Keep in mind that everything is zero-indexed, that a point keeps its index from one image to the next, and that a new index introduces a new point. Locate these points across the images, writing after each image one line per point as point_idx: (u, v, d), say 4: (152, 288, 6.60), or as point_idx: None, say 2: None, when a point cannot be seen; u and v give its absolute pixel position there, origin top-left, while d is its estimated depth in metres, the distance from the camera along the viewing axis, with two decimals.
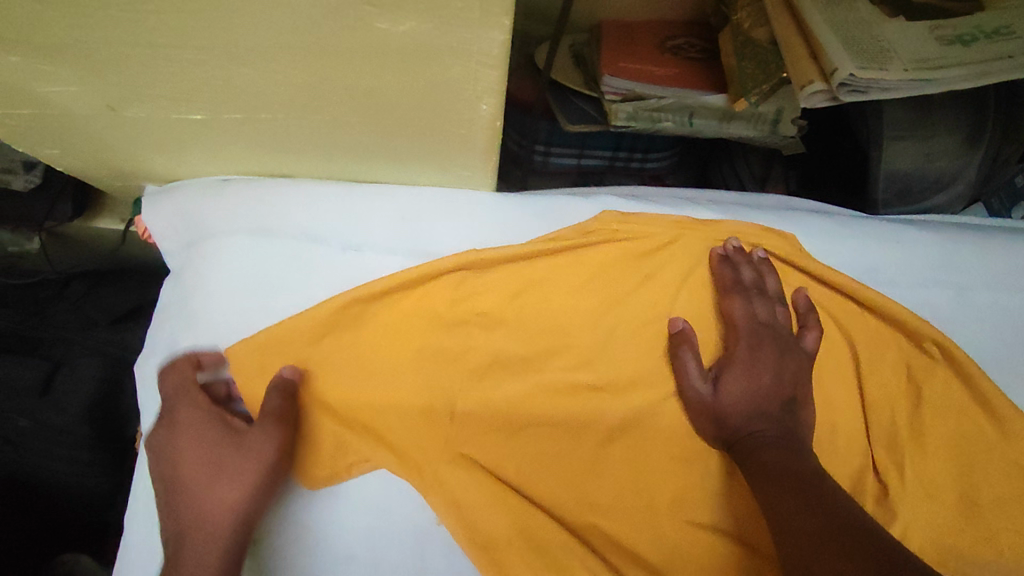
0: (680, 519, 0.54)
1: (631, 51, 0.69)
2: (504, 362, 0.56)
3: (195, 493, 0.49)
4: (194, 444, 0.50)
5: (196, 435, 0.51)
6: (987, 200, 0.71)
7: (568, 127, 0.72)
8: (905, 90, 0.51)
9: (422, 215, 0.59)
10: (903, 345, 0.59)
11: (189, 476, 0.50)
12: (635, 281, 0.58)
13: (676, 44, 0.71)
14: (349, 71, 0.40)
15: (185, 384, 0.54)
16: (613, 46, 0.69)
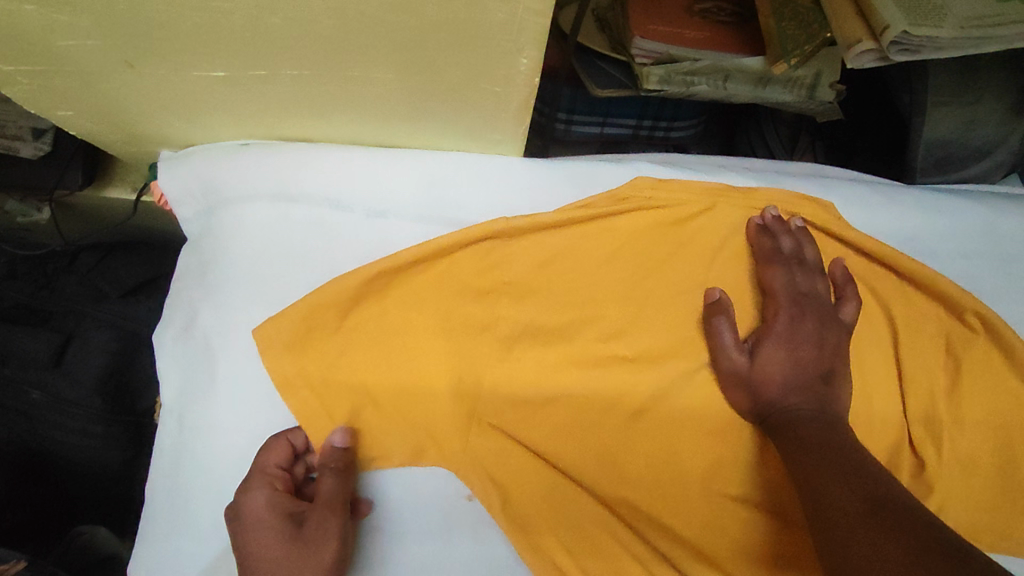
0: (712, 493, 0.53)
1: (661, 10, 0.66)
2: (534, 332, 0.54)
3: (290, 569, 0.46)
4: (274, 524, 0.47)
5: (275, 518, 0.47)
6: None
7: (596, 92, 0.70)
8: (959, 49, 0.49)
9: (447, 181, 0.57)
10: (943, 318, 0.57)
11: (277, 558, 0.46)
12: (668, 250, 0.57)
13: (704, 7, 0.67)
14: (385, 22, 0.38)
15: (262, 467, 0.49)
16: (643, 5, 0.66)
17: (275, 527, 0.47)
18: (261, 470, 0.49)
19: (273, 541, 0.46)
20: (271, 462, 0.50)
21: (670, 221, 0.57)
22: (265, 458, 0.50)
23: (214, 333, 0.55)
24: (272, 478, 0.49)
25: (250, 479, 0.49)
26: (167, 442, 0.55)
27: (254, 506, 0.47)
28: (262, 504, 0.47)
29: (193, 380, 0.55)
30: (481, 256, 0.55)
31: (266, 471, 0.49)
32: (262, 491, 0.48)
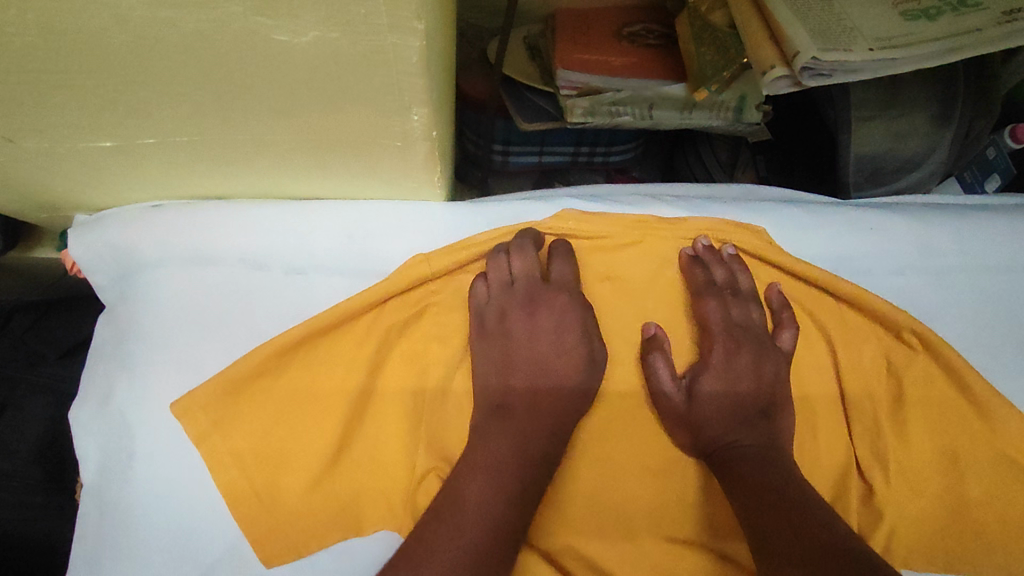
0: (660, 536, 0.51)
1: (589, 39, 0.65)
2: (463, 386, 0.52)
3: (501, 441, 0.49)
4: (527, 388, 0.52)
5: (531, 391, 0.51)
6: (960, 173, 0.71)
7: (523, 126, 0.69)
8: (870, 72, 0.48)
9: (370, 233, 0.56)
10: (881, 336, 0.56)
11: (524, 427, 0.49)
12: (596, 285, 0.56)
13: (634, 31, 0.67)
14: (260, 88, 0.36)
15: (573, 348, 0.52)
16: (569, 35, 0.65)
17: (562, 373, 0.51)
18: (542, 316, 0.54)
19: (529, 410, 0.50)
20: (561, 306, 0.54)
21: (595, 254, 0.57)
22: (555, 306, 0.54)
23: (130, 407, 0.52)
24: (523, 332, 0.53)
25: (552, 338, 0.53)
26: (87, 525, 0.51)
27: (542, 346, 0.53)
28: (552, 352, 0.53)
29: (110, 458, 0.52)
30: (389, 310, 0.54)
31: (548, 334, 0.53)
32: (547, 332, 0.53)
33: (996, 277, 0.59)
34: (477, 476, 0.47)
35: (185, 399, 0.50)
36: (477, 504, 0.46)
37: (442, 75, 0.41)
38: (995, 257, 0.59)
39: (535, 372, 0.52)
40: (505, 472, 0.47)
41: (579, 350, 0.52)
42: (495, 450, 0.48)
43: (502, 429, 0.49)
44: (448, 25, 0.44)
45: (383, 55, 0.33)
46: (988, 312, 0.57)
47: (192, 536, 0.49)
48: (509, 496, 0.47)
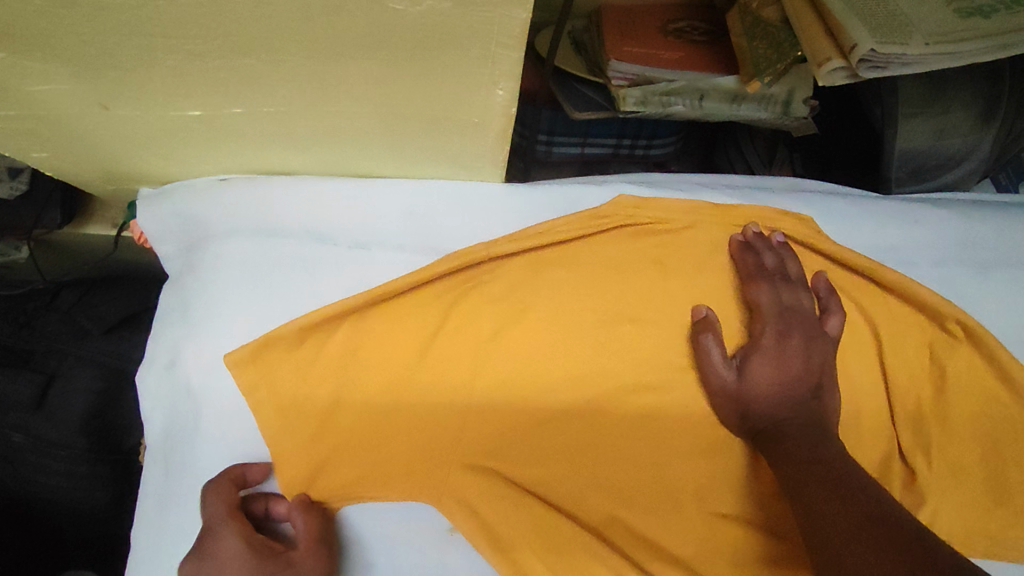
0: (705, 511, 0.54)
1: (637, 34, 0.67)
2: None
3: None
4: None
5: None
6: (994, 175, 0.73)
7: (575, 115, 0.71)
8: (925, 65, 0.50)
9: (429, 210, 0.57)
10: (925, 326, 0.57)
11: None
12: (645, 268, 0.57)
13: (677, 27, 0.69)
14: (357, 57, 0.38)
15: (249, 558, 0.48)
16: (618, 31, 0.67)
17: None
18: (226, 554, 0.48)
19: None
20: (238, 526, 0.49)
21: (645, 237, 0.58)
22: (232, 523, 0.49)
23: (196, 372, 0.54)
24: (254, 564, 0.48)
25: (234, 557, 0.48)
26: (153, 485, 0.54)
27: (223, 564, 0.47)
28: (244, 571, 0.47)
29: (178, 420, 0.54)
30: (447, 285, 0.56)
31: (238, 553, 0.48)
32: (239, 552, 0.48)
33: None
34: None
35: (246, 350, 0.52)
36: None
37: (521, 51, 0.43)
38: None
39: None
40: None
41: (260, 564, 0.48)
42: None
43: None
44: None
45: (483, 23, 0.35)
46: None
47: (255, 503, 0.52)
48: None
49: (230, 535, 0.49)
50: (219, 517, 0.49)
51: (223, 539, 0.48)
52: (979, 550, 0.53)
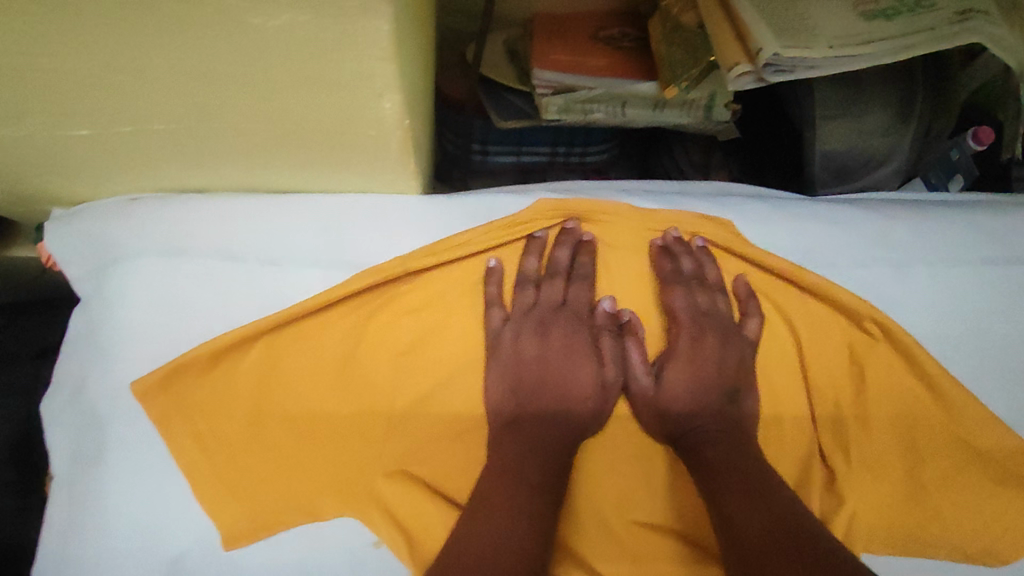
0: (627, 519, 0.53)
1: (564, 41, 0.67)
2: (573, 375, 0.55)
3: (537, 418, 0.54)
4: (569, 356, 0.56)
5: (556, 353, 0.56)
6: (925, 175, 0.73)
7: (501, 124, 0.71)
8: (830, 67, 0.50)
9: (344, 225, 0.56)
10: (844, 327, 0.58)
11: (550, 411, 0.54)
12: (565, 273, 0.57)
13: (609, 35, 0.68)
14: (231, 71, 0.36)
15: (571, 347, 0.56)
16: (546, 39, 0.67)
17: (588, 358, 0.56)
18: (557, 343, 0.56)
19: (580, 402, 0.54)
20: (579, 325, 0.56)
21: (568, 240, 0.57)
22: (574, 327, 0.56)
23: (105, 398, 0.52)
24: (601, 380, 0.55)
25: (569, 316, 0.57)
26: (56, 519, 0.51)
27: (561, 333, 0.56)
28: (583, 363, 0.56)
29: (84, 450, 0.52)
30: (364, 302, 0.55)
31: (588, 354, 0.56)
32: (589, 353, 0.56)
33: (954, 270, 0.60)
34: (485, 517, 0.47)
35: (158, 373, 0.51)
36: (496, 517, 0.47)
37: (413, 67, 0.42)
38: (958, 251, 0.61)
39: (557, 355, 0.56)
40: (507, 498, 0.48)
41: (587, 356, 0.56)
42: (510, 487, 0.49)
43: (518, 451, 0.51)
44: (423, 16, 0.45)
45: (356, 43, 0.34)
46: (947, 303, 0.60)
47: (161, 527, 0.50)
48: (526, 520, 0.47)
49: (575, 322, 0.56)
50: (569, 311, 0.56)
51: (574, 319, 0.57)
52: (898, 547, 0.53)
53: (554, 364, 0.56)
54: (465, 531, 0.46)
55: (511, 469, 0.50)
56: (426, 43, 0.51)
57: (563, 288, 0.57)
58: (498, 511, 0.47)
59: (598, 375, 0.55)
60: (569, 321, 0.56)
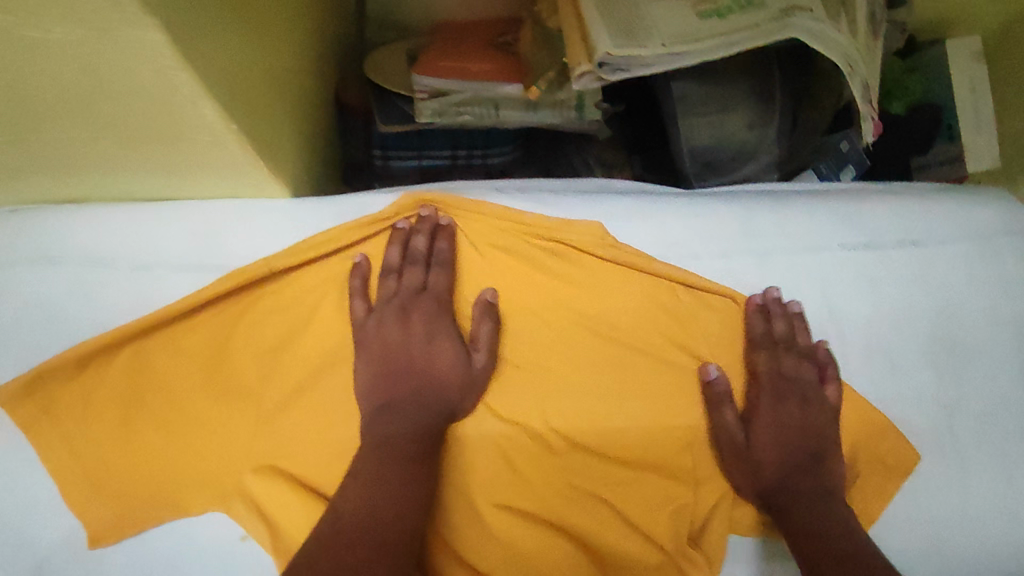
0: (487, 503, 0.56)
1: (450, 49, 0.70)
2: (435, 358, 0.56)
3: (400, 400, 0.55)
4: (430, 338, 0.57)
5: (421, 336, 0.57)
6: (816, 165, 0.72)
7: (386, 127, 0.73)
8: (662, 66, 0.53)
9: (213, 230, 0.57)
10: (702, 315, 0.61)
11: (410, 393, 0.55)
12: (429, 273, 0.58)
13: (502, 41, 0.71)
14: (38, 84, 0.38)
15: (430, 332, 0.57)
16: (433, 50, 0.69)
17: (448, 339, 0.57)
18: (415, 330, 0.57)
19: (441, 384, 0.56)
20: (436, 307, 0.58)
21: (433, 239, 0.59)
22: (430, 310, 0.57)
23: None
24: (460, 363, 0.56)
25: (430, 299, 0.58)
26: None
27: (420, 317, 0.57)
28: (440, 345, 0.57)
29: None
30: (232, 303, 0.56)
31: (445, 335, 0.57)
32: (447, 334, 0.57)
33: (814, 257, 0.63)
34: (350, 490, 0.51)
35: (25, 377, 0.52)
36: (357, 495, 0.51)
37: (240, 80, 0.44)
38: (819, 240, 0.63)
39: (418, 339, 0.57)
40: (371, 476, 0.52)
41: (448, 337, 0.57)
42: (375, 468, 0.52)
43: (387, 431, 0.54)
44: (260, 30, 0.47)
45: (155, 67, 0.37)
46: (804, 290, 0.63)
47: (31, 525, 0.52)
48: (389, 497, 0.51)
49: (433, 303, 0.57)
50: (429, 293, 0.58)
51: (432, 301, 0.57)
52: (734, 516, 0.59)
53: (416, 347, 0.57)
54: (333, 507, 0.50)
55: (378, 448, 0.53)
56: (279, 53, 0.53)
57: (421, 271, 0.58)
58: (360, 491, 0.51)
59: (459, 357, 0.56)
60: (427, 303, 0.57)
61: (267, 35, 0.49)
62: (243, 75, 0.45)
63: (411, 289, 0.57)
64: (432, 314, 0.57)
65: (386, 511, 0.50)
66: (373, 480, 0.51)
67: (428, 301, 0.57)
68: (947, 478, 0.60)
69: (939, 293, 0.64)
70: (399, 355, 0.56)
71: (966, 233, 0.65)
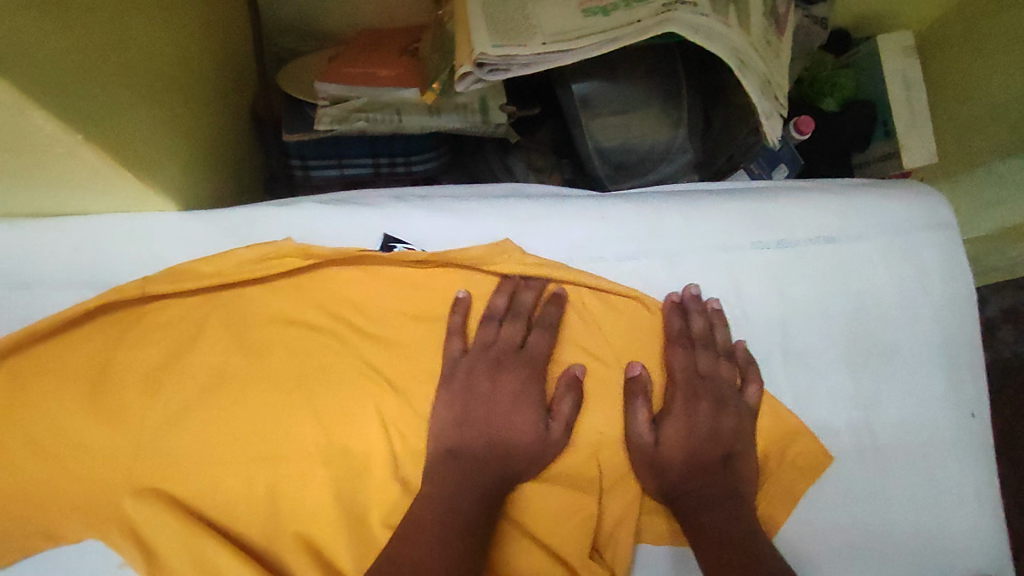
0: (383, 524, 0.54)
1: (356, 56, 0.68)
2: (510, 406, 0.56)
3: (513, 435, 0.55)
4: (528, 377, 0.57)
5: (497, 384, 0.56)
6: (749, 166, 0.72)
7: (288, 136, 0.69)
8: (544, 65, 0.52)
9: (95, 246, 0.55)
10: (607, 323, 0.59)
11: (516, 419, 0.55)
12: (478, 328, 0.58)
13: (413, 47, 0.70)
14: None
15: (501, 380, 0.56)
16: (337, 58, 0.68)
17: (528, 384, 0.56)
18: (516, 374, 0.57)
19: (537, 418, 0.55)
20: (474, 360, 0.57)
21: (449, 313, 0.57)
22: (515, 354, 0.57)
23: None
24: (526, 411, 0.56)
25: (492, 351, 0.57)
26: None
27: (519, 360, 0.57)
28: (525, 385, 0.56)
29: None
30: (117, 320, 0.54)
31: (516, 380, 0.57)
32: (519, 376, 0.57)
33: (725, 258, 0.61)
34: (430, 538, 0.50)
35: None
36: (438, 544, 0.49)
37: (94, 88, 0.43)
38: (732, 237, 0.61)
39: (475, 393, 0.56)
40: (460, 523, 0.51)
41: (531, 375, 0.57)
42: (448, 521, 0.50)
43: (460, 485, 0.53)
44: (122, 38, 0.46)
45: None
46: (716, 292, 0.61)
47: None
48: (458, 545, 0.49)
49: (496, 343, 0.57)
50: (490, 338, 0.57)
51: (508, 342, 0.57)
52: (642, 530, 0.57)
53: (491, 393, 0.56)
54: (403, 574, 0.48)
55: (437, 511, 0.51)
56: (156, 60, 0.52)
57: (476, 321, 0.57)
58: (464, 529, 0.50)
59: (537, 399, 0.56)
60: (474, 358, 0.57)
61: (135, 44, 0.48)
62: (91, 84, 0.43)
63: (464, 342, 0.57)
64: (475, 369, 0.56)
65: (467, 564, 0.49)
66: (465, 529, 0.50)
67: (487, 350, 0.57)
68: (859, 473, 0.60)
69: (855, 288, 0.63)
70: (501, 398, 0.56)
71: (880, 227, 0.64)
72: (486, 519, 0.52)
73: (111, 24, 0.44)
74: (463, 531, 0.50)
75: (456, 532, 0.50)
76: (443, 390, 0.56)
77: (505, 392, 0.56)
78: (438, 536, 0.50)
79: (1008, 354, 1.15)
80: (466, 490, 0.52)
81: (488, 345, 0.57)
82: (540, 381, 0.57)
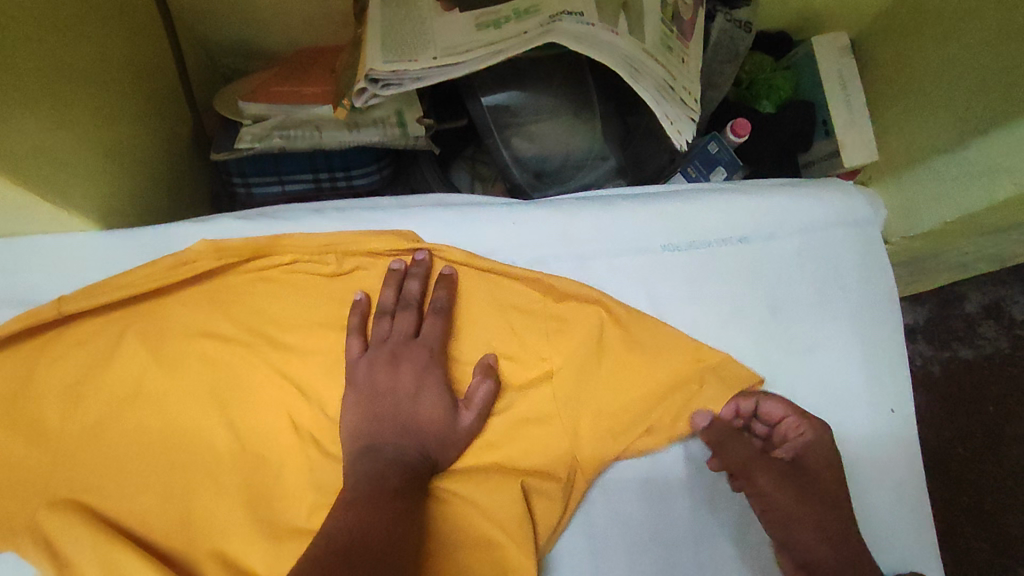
0: (294, 529, 0.54)
1: (283, 77, 0.71)
2: (408, 401, 0.55)
3: (417, 422, 0.54)
4: (428, 367, 0.56)
5: (392, 375, 0.55)
6: (684, 169, 0.73)
7: (214, 157, 0.70)
8: (436, 77, 0.53)
9: (17, 266, 0.57)
10: (519, 325, 0.60)
11: (421, 409, 0.55)
12: (376, 325, 0.58)
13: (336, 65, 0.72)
14: None
15: (393, 371, 0.55)
16: (265, 79, 0.71)
17: (427, 374, 0.56)
18: (412, 366, 0.56)
19: (442, 406, 0.55)
20: (370, 355, 0.56)
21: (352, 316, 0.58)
22: (413, 345, 0.57)
23: None
24: (426, 402, 0.55)
25: (390, 345, 0.56)
26: None
27: (416, 350, 0.56)
28: (422, 375, 0.56)
29: None
30: (36, 335, 0.56)
31: (411, 371, 0.56)
32: (415, 364, 0.56)
33: (637, 259, 0.62)
34: (347, 517, 0.46)
35: None
36: (355, 523, 0.45)
37: (12, 116, 0.46)
38: (643, 238, 0.63)
39: (372, 387, 0.55)
40: (374, 503, 0.47)
41: (429, 365, 0.56)
42: (361, 504, 0.47)
43: (371, 471, 0.50)
44: (34, 68, 0.48)
45: None
46: (628, 293, 0.62)
47: None
48: (375, 521, 0.45)
49: (393, 337, 0.57)
50: (387, 332, 0.57)
51: (406, 334, 0.57)
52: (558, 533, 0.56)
53: (387, 383, 0.55)
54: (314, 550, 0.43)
55: (354, 496, 0.48)
56: (78, 91, 0.54)
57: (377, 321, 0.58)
58: (379, 507, 0.47)
59: (439, 387, 0.56)
60: (370, 354, 0.56)
61: (49, 70, 0.50)
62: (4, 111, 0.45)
63: (363, 341, 0.57)
64: (370, 363, 0.56)
65: (394, 540, 0.45)
66: (378, 508, 0.47)
67: (384, 345, 0.56)
68: None
69: (768, 282, 0.64)
70: (398, 389, 0.55)
71: (790, 216, 0.65)
72: (401, 501, 0.48)
73: (24, 56, 0.47)
74: (378, 509, 0.47)
75: (373, 511, 0.46)
76: (347, 391, 0.56)
77: (400, 382, 0.55)
78: (355, 515, 0.46)
79: (984, 351, 1.13)
80: (378, 475, 0.50)
81: (391, 339, 0.57)
82: (442, 372, 0.57)
